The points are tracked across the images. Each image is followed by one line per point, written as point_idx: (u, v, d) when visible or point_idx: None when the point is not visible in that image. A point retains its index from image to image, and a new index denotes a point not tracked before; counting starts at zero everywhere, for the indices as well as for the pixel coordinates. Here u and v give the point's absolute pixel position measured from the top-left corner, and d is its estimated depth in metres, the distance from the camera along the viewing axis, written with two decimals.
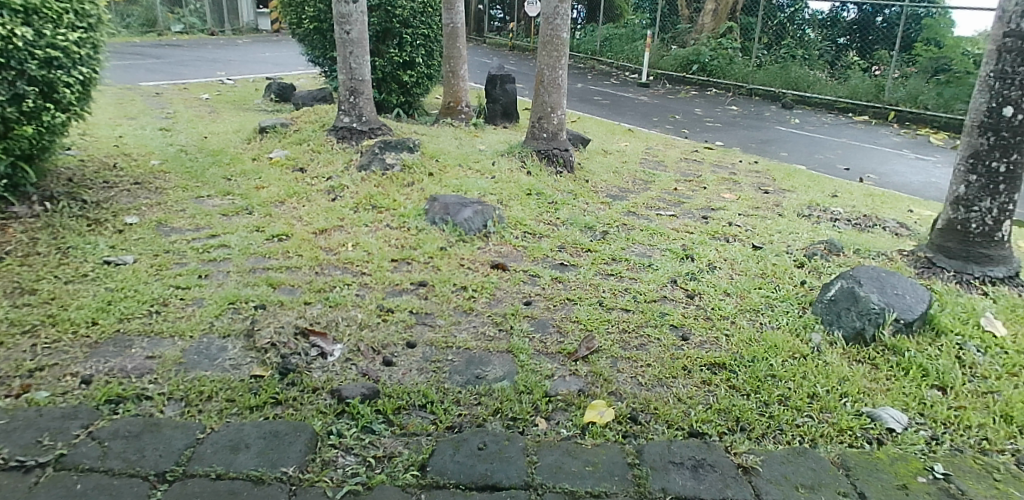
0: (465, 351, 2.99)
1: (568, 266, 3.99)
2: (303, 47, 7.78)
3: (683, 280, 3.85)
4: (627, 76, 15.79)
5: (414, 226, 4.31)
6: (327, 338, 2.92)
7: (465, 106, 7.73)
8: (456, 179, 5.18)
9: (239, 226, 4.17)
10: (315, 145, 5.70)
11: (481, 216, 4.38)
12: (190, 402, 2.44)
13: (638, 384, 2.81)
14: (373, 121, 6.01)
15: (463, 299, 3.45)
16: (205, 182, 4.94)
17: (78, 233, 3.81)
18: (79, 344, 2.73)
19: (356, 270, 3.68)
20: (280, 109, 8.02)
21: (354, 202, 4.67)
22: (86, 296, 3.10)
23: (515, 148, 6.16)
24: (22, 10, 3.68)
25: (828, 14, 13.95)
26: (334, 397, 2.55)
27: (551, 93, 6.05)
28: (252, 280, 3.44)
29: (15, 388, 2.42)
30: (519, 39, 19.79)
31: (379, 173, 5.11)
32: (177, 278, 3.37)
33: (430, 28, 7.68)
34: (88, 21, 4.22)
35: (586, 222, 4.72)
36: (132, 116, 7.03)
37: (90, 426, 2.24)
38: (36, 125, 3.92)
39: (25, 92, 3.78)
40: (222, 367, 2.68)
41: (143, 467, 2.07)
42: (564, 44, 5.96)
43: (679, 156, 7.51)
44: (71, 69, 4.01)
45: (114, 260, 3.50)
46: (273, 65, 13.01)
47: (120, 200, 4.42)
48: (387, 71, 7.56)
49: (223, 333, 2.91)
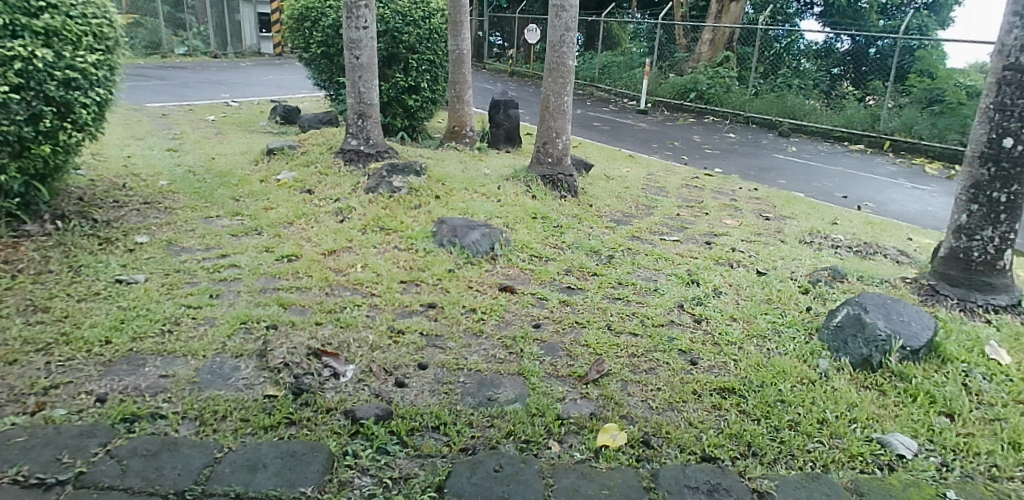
0: (477, 373, 3.00)
1: (575, 289, 4.01)
2: (309, 71, 7.86)
3: (690, 304, 3.88)
4: (625, 104, 15.96)
5: (423, 248, 4.34)
6: (339, 359, 2.93)
7: (470, 131, 7.76)
8: (463, 202, 5.23)
9: (249, 246, 4.19)
10: (322, 167, 5.74)
11: (488, 238, 4.41)
12: (205, 421, 2.43)
13: (650, 408, 2.82)
14: (380, 145, 6.04)
15: (473, 320, 3.47)
16: (214, 203, 4.96)
17: (90, 252, 3.82)
18: (93, 363, 2.73)
19: (366, 291, 3.70)
20: (286, 131, 8.08)
21: (362, 223, 4.69)
22: (98, 314, 3.10)
23: (520, 172, 6.20)
24: (43, 33, 3.72)
25: (822, 45, 14.35)
26: (347, 417, 2.55)
27: (556, 119, 6.08)
28: (263, 300, 3.44)
29: (30, 406, 2.41)
30: (518, 66, 20.06)
31: (386, 195, 5.14)
32: (189, 297, 3.37)
33: (436, 54, 7.77)
34: (106, 43, 4.23)
35: (592, 246, 4.76)
36: (140, 137, 7.07)
37: (108, 445, 2.23)
38: (51, 144, 3.94)
39: (43, 111, 3.80)
40: (236, 387, 2.67)
41: (163, 485, 2.06)
42: (570, 71, 6.03)
43: (680, 182, 7.58)
44: (88, 90, 4.02)
45: (125, 279, 3.50)
46: (276, 88, 13.14)
47: (130, 220, 4.44)
48: (392, 96, 7.65)
49: (235, 353, 2.91)
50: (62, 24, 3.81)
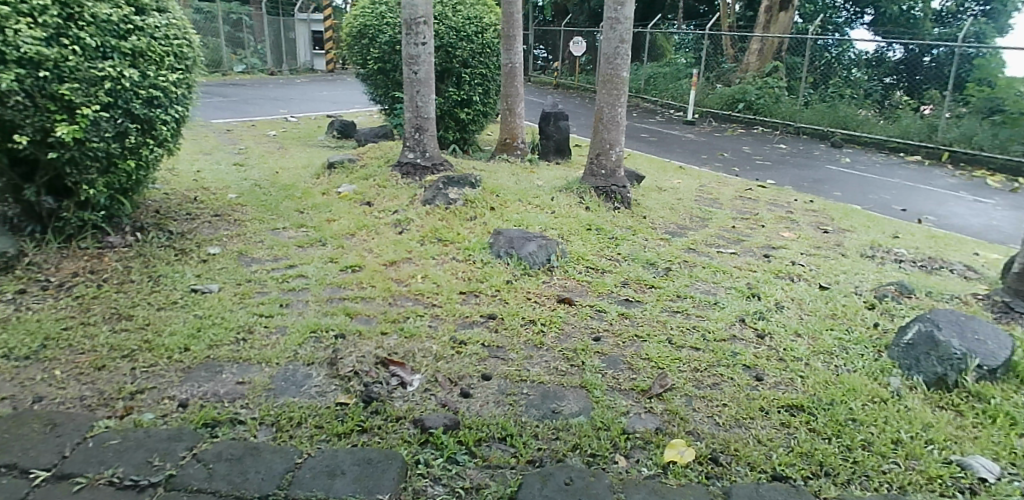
0: (540, 385, 3.00)
1: (633, 301, 3.99)
2: (365, 86, 8.04)
3: (751, 319, 3.81)
4: (671, 115, 15.84)
5: (480, 259, 4.37)
6: (406, 369, 2.97)
7: (521, 143, 7.80)
8: (517, 214, 5.26)
9: (314, 257, 4.29)
10: (380, 180, 5.85)
11: (544, 250, 4.43)
12: (282, 427, 2.50)
13: (717, 424, 2.78)
14: (436, 158, 6.12)
15: (533, 332, 3.47)
16: (280, 215, 5.10)
17: (167, 262, 3.97)
18: (175, 369, 2.83)
19: (427, 301, 3.75)
20: (343, 145, 8.27)
21: (420, 235, 4.76)
22: (177, 322, 3.21)
23: (573, 184, 6.21)
24: (130, 54, 3.91)
25: (873, 54, 13.94)
26: (416, 426, 2.58)
27: (609, 130, 6.08)
28: (330, 309, 3.52)
29: (119, 410, 2.52)
30: (564, 78, 20.12)
31: (442, 207, 5.20)
32: (260, 306, 3.47)
33: (488, 67, 7.86)
34: (186, 63, 4.40)
35: (648, 258, 4.73)
36: (207, 152, 7.33)
37: (195, 448, 2.31)
38: (135, 160, 4.11)
39: (128, 129, 3.98)
40: (309, 394, 2.74)
41: (248, 490, 2.12)
42: (624, 83, 6.02)
43: (733, 193, 7.47)
44: (169, 108, 4.19)
45: (201, 288, 3.63)
46: (330, 103, 13.47)
47: (202, 231, 4.60)
48: (445, 109, 7.75)
49: (307, 361, 2.98)
50: (147, 45, 4.00)
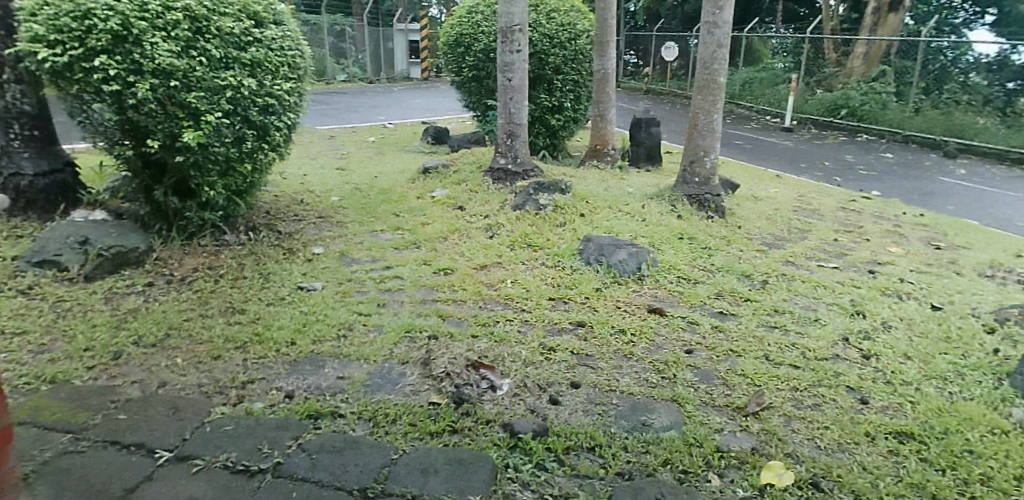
0: (630, 396, 2.96)
1: (727, 314, 3.87)
2: (459, 93, 8.22)
3: (855, 338, 3.62)
4: (768, 121, 15.26)
5: (569, 266, 4.37)
6: (496, 372, 3.00)
7: (611, 149, 7.73)
8: (608, 221, 5.21)
9: (409, 258, 4.42)
10: (472, 185, 5.96)
11: (635, 258, 4.37)
12: (378, 423, 2.58)
13: (817, 447, 2.65)
14: (527, 164, 6.16)
15: (623, 342, 3.43)
16: (378, 217, 5.29)
17: (275, 260, 4.20)
18: (281, 361, 2.99)
19: (517, 306, 3.78)
20: (437, 150, 8.49)
21: (510, 239, 4.82)
22: (284, 317, 3.39)
23: (664, 192, 6.10)
24: (249, 64, 4.17)
25: (995, 57, 12.80)
26: (506, 430, 2.60)
27: (704, 137, 5.93)
28: (424, 310, 3.62)
29: (232, 398, 2.69)
30: (655, 84, 19.82)
31: (532, 212, 5.24)
32: (359, 305, 3.61)
33: (580, 73, 7.86)
34: (297, 72, 4.63)
35: (743, 270, 4.58)
36: (312, 156, 7.71)
37: (299, 438, 2.43)
38: (250, 164, 4.37)
39: (245, 134, 4.23)
40: (404, 392, 2.82)
41: (347, 481, 2.21)
42: (721, 88, 5.86)
43: (835, 204, 7.12)
44: (281, 115, 4.43)
45: (305, 286, 3.82)
46: (424, 110, 13.86)
47: (307, 232, 4.83)
48: (536, 115, 7.80)
49: (402, 360, 3.07)
50: (264, 56, 4.25)
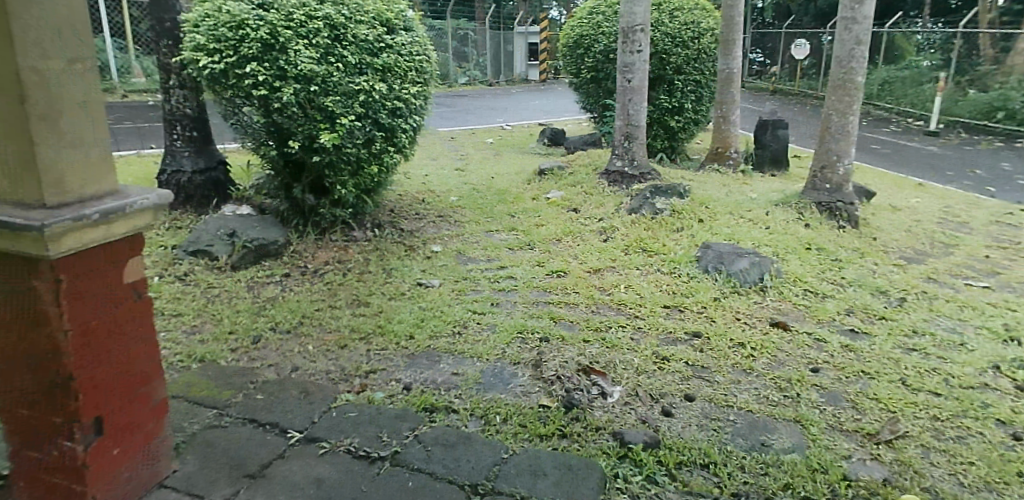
0: (747, 413, 2.83)
1: (859, 333, 3.62)
2: (578, 95, 8.22)
3: (1009, 367, 3.27)
4: (910, 124, 14.09)
5: (686, 273, 4.25)
6: (608, 379, 2.98)
7: (734, 152, 7.44)
8: (728, 228, 5.02)
9: (523, 260, 4.48)
10: (587, 188, 5.94)
11: (757, 268, 4.18)
12: (489, 421, 2.64)
13: (960, 484, 2.42)
14: (645, 167, 6.06)
15: (742, 356, 3.30)
16: (494, 218, 5.39)
17: (397, 257, 4.39)
18: (400, 354, 3.12)
19: (630, 313, 3.72)
20: (552, 152, 8.53)
21: (625, 244, 4.76)
22: (404, 312, 3.54)
23: (791, 198, 5.80)
24: (381, 69, 4.37)
25: None
26: (616, 439, 2.58)
27: (837, 141, 5.58)
28: (537, 312, 3.65)
29: (356, 386, 2.84)
30: (782, 84, 18.88)
31: (648, 216, 5.14)
32: (474, 303, 3.70)
33: (703, 74, 7.63)
34: (424, 76, 4.81)
35: (877, 285, 4.26)
36: (433, 157, 7.98)
37: (415, 430, 2.53)
38: (379, 165, 4.58)
39: (375, 136, 4.44)
40: (515, 393, 2.86)
41: (459, 476, 2.27)
42: (858, 89, 5.49)
43: (988, 217, 6.46)
44: (408, 117, 4.61)
45: (424, 282, 3.96)
46: (542, 111, 13.99)
47: (427, 230, 5.01)
48: (655, 117, 7.66)
49: (514, 360, 3.11)
50: (395, 61, 4.44)
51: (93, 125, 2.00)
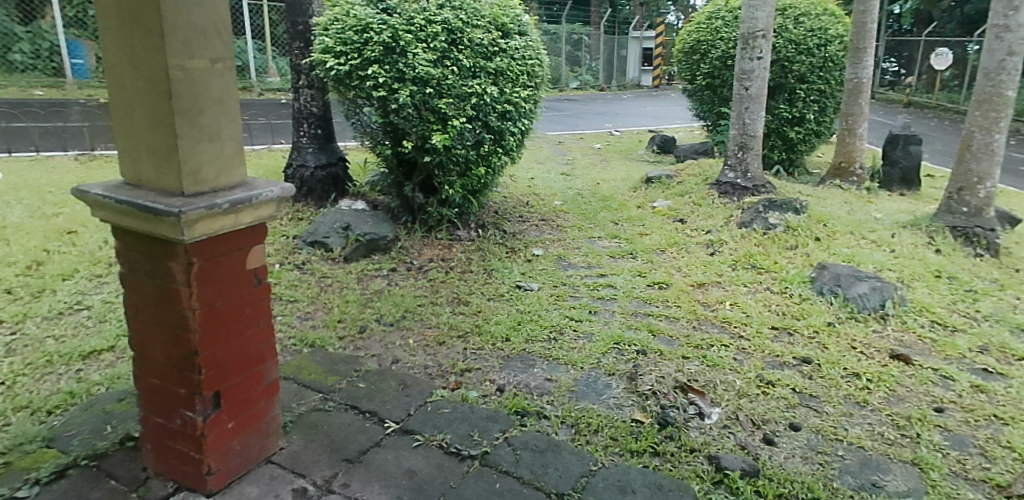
0: (858, 449, 2.64)
1: (993, 373, 3.29)
2: (691, 102, 8.01)
3: None
4: None
5: (798, 294, 4.02)
6: (706, 399, 2.87)
7: (859, 168, 6.98)
8: (848, 248, 4.72)
9: (625, 269, 4.40)
10: (696, 198, 5.76)
11: (878, 293, 3.90)
12: (581, 430, 2.61)
13: None
14: (758, 179, 5.79)
15: (856, 387, 3.08)
16: (597, 224, 5.34)
17: (499, 258, 4.45)
18: (496, 355, 3.16)
19: (734, 331, 3.57)
20: (661, 160, 8.35)
21: (733, 259, 4.57)
22: (502, 313, 3.58)
23: (922, 220, 5.36)
24: (494, 73, 4.45)
25: None
26: (712, 463, 2.48)
27: (980, 160, 5.10)
28: (635, 324, 3.58)
29: (451, 383, 2.90)
30: (918, 96, 17.55)
31: (760, 231, 4.92)
32: (572, 310, 3.69)
33: (828, 83, 7.21)
34: (535, 80, 4.84)
35: (1019, 322, 3.86)
36: (540, 161, 8.02)
37: (506, 432, 2.54)
38: (486, 166, 4.66)
39: (484, 138, 4.52)
40: (608, 404, 2.82)
41: (546, 483, 2.27)
42: (1008, 103, 5.00)
43: None
44: (517, 121, 4.66)
45: (523, 285, 3.99)
46: (653, 118, 13.74)
47: (529, 233, 5.04)
48: (772, 127, 7.32)
49: (609, 371, 3.07)
50: (507, 65, 4.50)
51: (229, 121, 2.16)
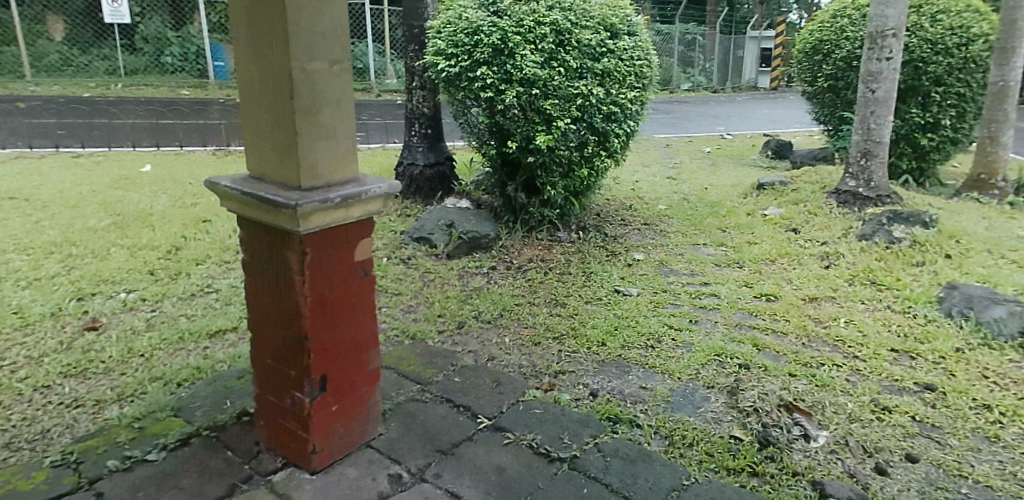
0: (985, 489, 2.41)
1: None
2: (811, 105, 7.59)
3: None
4: None
5: (923, 314, 3.72)
6: (812, 421, 2.72)
7: (1001, 181, 6.37)
8: (984, 268, 4.30)
9: (730, 278, 4.24)
10: (811, 206, 5.46)
11: (1019, 318, 3.53)
12: (674, 442, 2.54)
13: None
14: (882, 188, 5.39)
15: (986, 421, 2.80)
16: (703, 231, 5.18)
17: (599, 261, 4.41)
18: (591, 359, 3.14)
19: (848, 351, 3.35)
20: (775, 166, 7.99)
21: (850, 273, 4.30)
22: (599, 317, 3.55)
23: None
24: (600, 74, 4.42)
25: None
26: (815, 489, 2.34)
27: None
28: (738, 336, 3.44)
29: (545, 384, 2.91)
30: None
31: (882, 245, 4.59)
32: (671, 317, 3.60)
33: (969, 86, 6.59)
34: (643, 81, 4.75)
35: None
36: (646, 164, 7.89)
37: (597, 438, 2.52)
38: (588, 168, 4.63)
39: (588, 140, 4.49)
40: (705, 418, 2.72)
41: (635, 494, 2.23)
42: None
43: None
44: (623, 122, 4.60)
45: (623, 290, 3.94)
46: (769, 121, 13.15)
47: (631, 237, 4.97)
48: (902, 133, 6.81)
49: (707, 384, 2.97)
50: (615, 66, 4.45)
51: (344, 120, 2.26)
